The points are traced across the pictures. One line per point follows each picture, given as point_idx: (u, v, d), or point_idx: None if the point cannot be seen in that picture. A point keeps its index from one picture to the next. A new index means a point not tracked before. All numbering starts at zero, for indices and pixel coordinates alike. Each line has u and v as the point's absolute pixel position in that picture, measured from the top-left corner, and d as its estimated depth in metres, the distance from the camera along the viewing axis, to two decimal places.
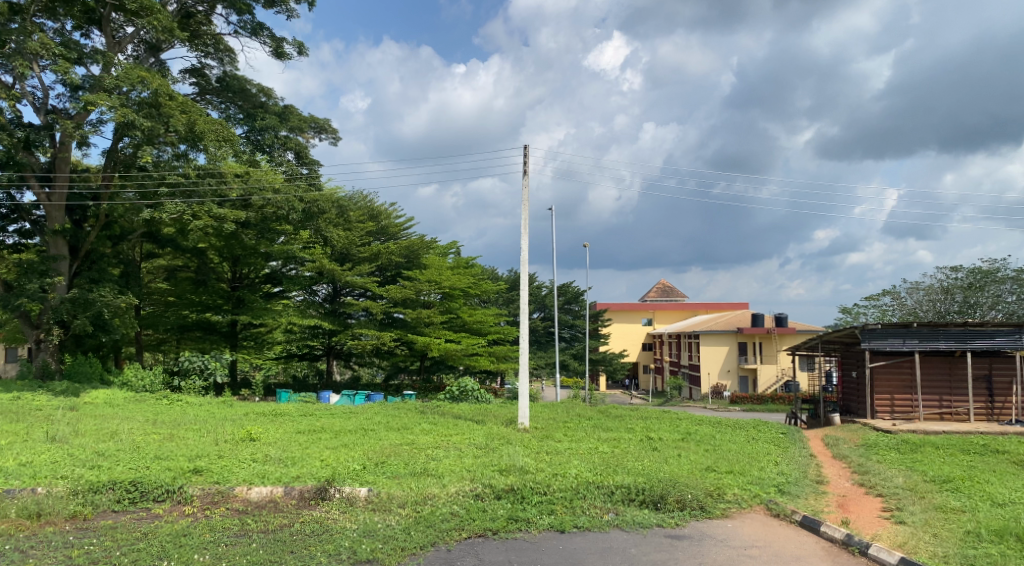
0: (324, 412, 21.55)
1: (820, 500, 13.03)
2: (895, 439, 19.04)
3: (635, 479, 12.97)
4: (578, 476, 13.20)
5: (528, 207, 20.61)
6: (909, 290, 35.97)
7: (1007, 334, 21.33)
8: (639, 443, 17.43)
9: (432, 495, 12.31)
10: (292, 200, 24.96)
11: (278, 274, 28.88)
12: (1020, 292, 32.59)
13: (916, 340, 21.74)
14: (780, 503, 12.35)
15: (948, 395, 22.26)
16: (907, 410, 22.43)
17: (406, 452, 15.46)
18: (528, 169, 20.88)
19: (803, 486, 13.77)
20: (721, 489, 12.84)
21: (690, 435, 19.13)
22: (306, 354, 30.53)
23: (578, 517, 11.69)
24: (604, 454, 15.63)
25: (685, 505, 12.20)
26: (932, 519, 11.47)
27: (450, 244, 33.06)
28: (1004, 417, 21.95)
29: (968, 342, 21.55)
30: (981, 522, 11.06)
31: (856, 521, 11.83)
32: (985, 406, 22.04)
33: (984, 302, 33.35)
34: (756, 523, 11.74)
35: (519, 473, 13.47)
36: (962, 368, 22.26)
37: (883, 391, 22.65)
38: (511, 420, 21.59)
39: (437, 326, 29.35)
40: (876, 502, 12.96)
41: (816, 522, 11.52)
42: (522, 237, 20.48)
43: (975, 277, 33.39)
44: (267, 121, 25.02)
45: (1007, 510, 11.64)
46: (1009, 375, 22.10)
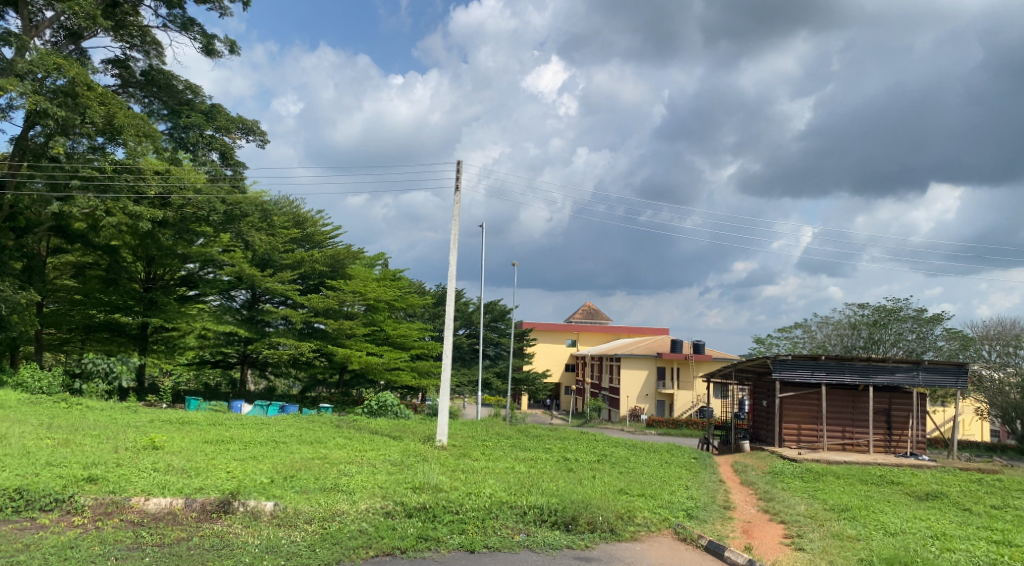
0: (233, 423, 20.86)
1: (726, 525, 13.31)
2: (800, 468, 19.67)
3: (549, 500, 12.98)
4: (492, 496, 13.14)
5: (458, 222, 20.58)
6: (819, 324, 37.29)
7: (906, 371, 22.26)
8: (556, 463, 17.53)
9: (341, 511, 12.05)
10: (213, 201, 24.43)
11: (195, 277, 27.98)
12: (920, 331, 34.22)
13: (824, 372, 22.51)
14: (688, 527, 12.53)
15: (850, 427, 23.11)
16: (812, 440, 23.23)
17: (317, 466, 15.11)
18: (460, 184, 20.88)
19: (711, 511, 14.04)
20: (632, 511, 12.98)
21: (605, 457, 19.33)
22: (219, 361, 29.76)
23: (489, 537, 11.61)
24: (520, 474, 15.62)
25: (595, 527, 12.26)
26: (829, 546, 11.83)
27: (378, 255, 32.77)
28: (901, 449, 22.92)
29: (870, 377, 22.42)
30: (874, 550, 11.40)
31: (759, 547, 12.10)
32: (884, 438, 22.97)
33: (887, 339, 34.88)
34: (664, 547, 11.89)
35: (433, 491, 13.32)
36: (865, 401, 23.16)
37: (791, 421, 23.42)
38: (428, 437, 21.34)
39: (358, 338, 28.96)
40: (778, 529, 13.32)
41: (721, 547, 11.71)
42: (450, 252, 20.42)
43: (879, 315, 34.82)
44: (192, 119, 24.36)
45: (898, 540, 12.10)
46: (907, 410, 23.09)
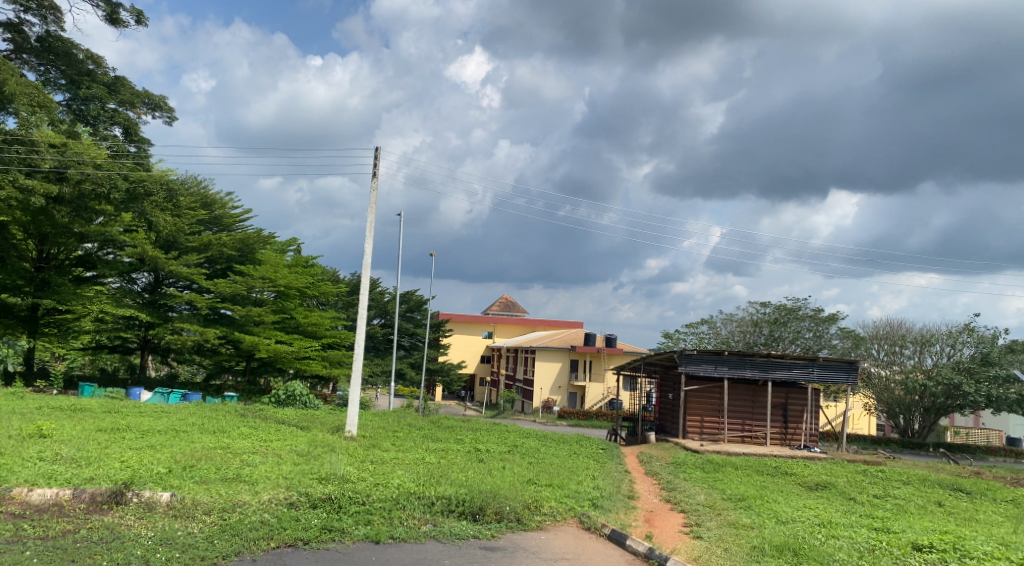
0: (131, 411, 20.04)
1: (630, 514, 13.60)
2: (702, 459, 20.26)
3: (457, 490, 13.00)
4: (400, 486, 13.06)
5: (374, 209, 20.30)
6: (724, 320, 38.43)
7: (802, 367, 23.21)
8: (465, 454, 17.53)
9: (242, 502, 11.75)
10: (115, 177, 23.06)
11: (93, 257, 26.79)
12: (816, 329, 35.79)
13: (727, 367, 23.24)
14: (593, 516, 12.73)
15: (749, 420, 23.98)
16: (714, 432, 24.01)
17: (219, 456, 14.67)
18: (377, 171, 20.58)
19: (615, 501, 14.31)
20: (539, 501, 13.11)
21: (516, 448, 19.46)
22: (117, 346, 28.58)
23: (395, 528, 11.49)
24: (429, 464, 15.54)
25: (502, 517, 12.31)
26: (725, 534, 12.24)
27: (291, 241, 32.08)
28: (795, 441, 23.92)
29: (769, 372, 23.28)
30: (766, 538, 11.86)
31: (659, 535, 12.41)
32: (780, 431, 23.91)
33: (786, 336, 36.35)
34: (568, 535, 12.04)
35: (339, 482, 13.12)
36: (764, 395, 24.05)
37: (695, 413, 24.12)
38: (337, 428, 21.00)
39: (267, 326, 28.28)
40: (678, 518, 13.70)
41: (623, 536, 11.89)
42: (366, 240, 20.13)
43: (780, 313, 36.20)
44: (93, 90, 23.43)
45: (788, 527, 12.60)
46: (803, 404, 24.10)
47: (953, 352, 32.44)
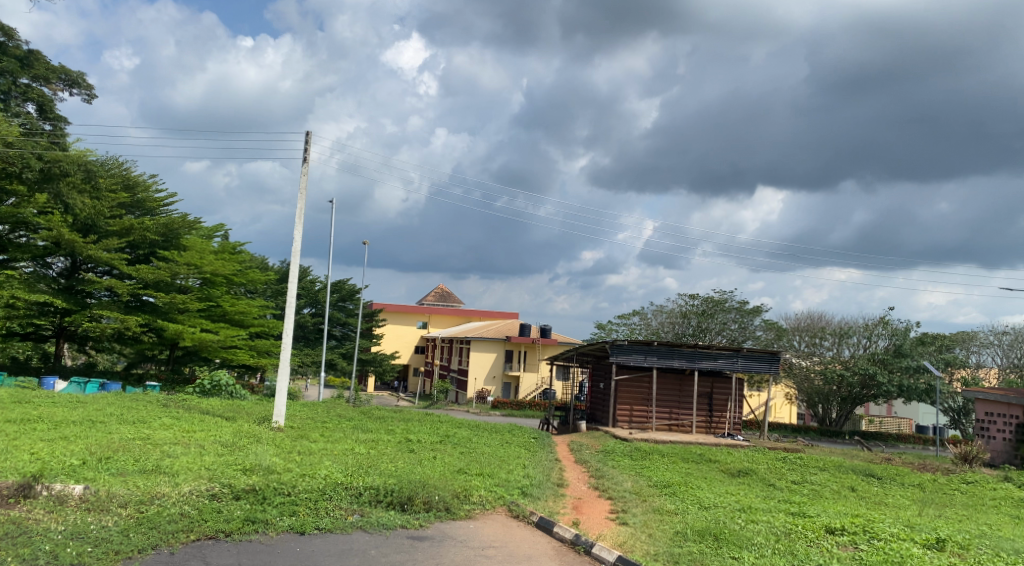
0: (45, 401, 19.23)
1: (558, 502, 13.70)
2: (630, 447, 20.59)
3: (385, 480, 12.89)
4: (327, 477, 12.88)
5: (304, 196, 19.89)
6: (654, 312, 39.03)
7: (728, 357, 23.76)
8: (396, 444, 17.38)
9: (161, 494, 11.40)
10: (27, 157, 22.12)
11: (4, 240, 25.63)
12: (742, 321, 36.74)
13: (656, 357, 23.63)
14: (521, 504, 12.79)
15: (677, 409, 24.48)
16: (642, 420, 24.41)
17: (138, 447, 14.18)
18: (308, 156, 20.17)
19: (544, 489, 14.40)
20: (468, 490, 13.10)
21: (447, 438, 19.40)
22: (31, 334, 27.39)
23: (321, 519, 11.31)
24: (358, 455, 15.37)
25: (430, 506, 12.22)
26: (649, 520, 12.44)
27: (217, 226, 31.26)
28: (720, 429, 24.53)
29: (696, 362, 23.77)
30: (689, 523, 12.09)
31: (585, 522, 12.55)
32: (705, 419, 24.47)
33: (713, 328, 37.20)
34: (496, 523, 12.04)
35: (264, 473, 12.86)
36: (690, 385, 24.57)
37: (624, 403, 24.47)
38: (264, 419, 20.57)
39: (192, 313, 27.48)
40: (605, 505, 13.89)
41: (550, 523, 11.93)
42: (296, 227, 19.72)
43: (708, 305, 37.00)
44: (4, 64, 22.14)
45: (710, 513, 12.89)
46: (727, 393, 24.71)
47: (869, 344, 33.71)
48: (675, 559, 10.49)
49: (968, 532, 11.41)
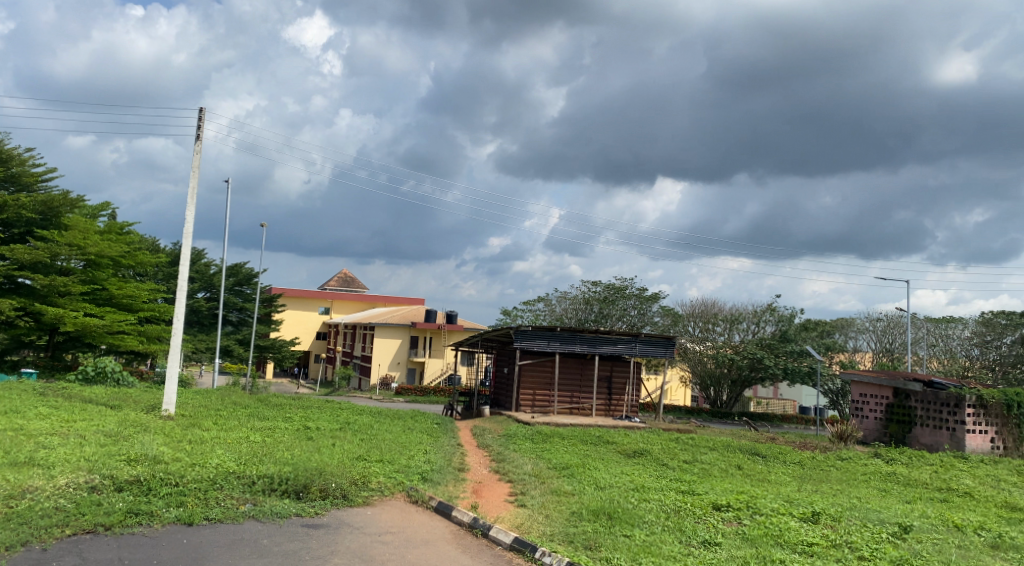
0: None
1: (458, 487, 13.72)
2: (532, 431, 20.83)
3: (281, 468, 12.59)
4: (219, 466, 12.48)
5: (197, 175, 19.12)
6: (558, 298, 39.49)
7: (626, 342, 24.33)
8: (293, 432, 16.98)
9: (34, 488, 10.78)
10: None
11: None
12: (641, 307, 37.68)
13: (558, 343, 23.92)
14: (420, 490, 12.74)
15: (578, 392, 24.94)
16: (544, 404, 24.73)
17: (11, 439, 13.34)
18: (201, 134, 19.37)
19: (445, 473, 14.41)
20: (366, 477, 12.96)
21: (347, 425, 19.10)
22: None
23: (211, 509, 10.96)
24: (254, 443, 14.95)
25: (327, 494, 12.01)
26: (547, 502, 12.63)
27: (103, 205, 29.66)
28: (618, 411, 25.17)
29: (596, 346, 24.23)
30: (584, 503, 12.35)
31: (483, 505, 12.63)
32: (604, 402, 25.04)
33: (613, 314, 37.99)
34: (394, 509, 11.92)
35: (149, 463, 12.34)
36: (591, 369, 25.06)
37: (527, 387, 24.71)
38: (153, 407, 19.73)
39: (74, 297, 26.06)
40: (505, 488, 14.02)
41: (448, 507, 11.93)
42: (188, 207, 18.94)
43: (609, 292, 37.72)
44: None
45: (605, 493, 13.20)
46: (625, 376, 25.35)
47: (757, 329, 35.16)
48: (569, 539, 10.68)
49: (840, 505, 12.11)
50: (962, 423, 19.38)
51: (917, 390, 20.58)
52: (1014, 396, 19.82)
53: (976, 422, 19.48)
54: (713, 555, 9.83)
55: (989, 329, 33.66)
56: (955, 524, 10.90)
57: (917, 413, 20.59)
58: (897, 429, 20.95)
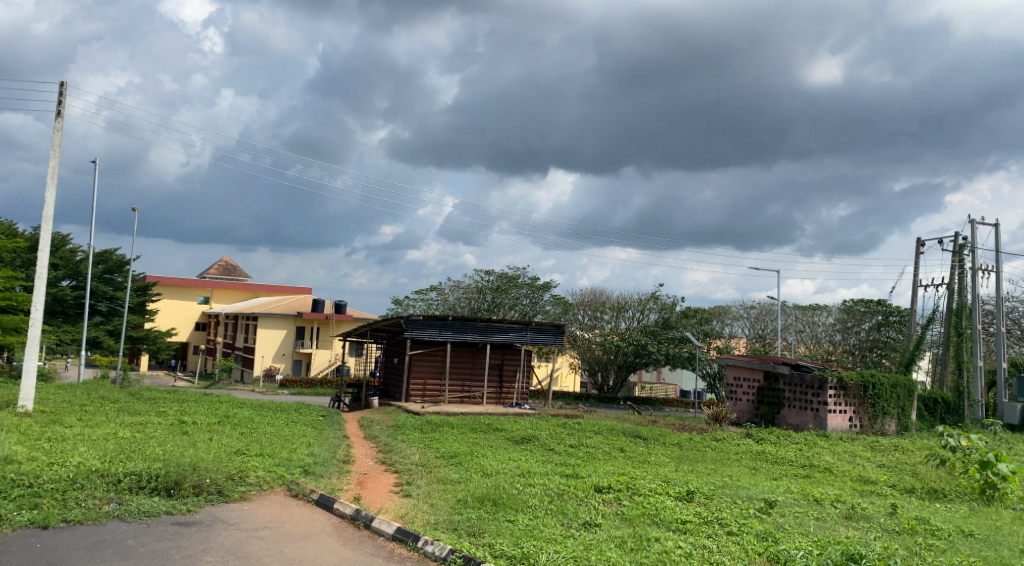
0: None
1: (342, 479, 13.49)
2: (421, 420, 20.72)
3: (150, 465, 12.00)
4: (81, 465, 11.78)
5: (58, 155, 17.92)
6: (450, 287, 39.29)
7: (517, 330, 24.56)
8: (166, 427, 16.21)
9: None
10: None
11: None
12: (532, 295, 38.17)
13: (449, 332, 23.83)
14: (301, 483, 12.44)
15: (468, 381, 25.01)
16: (435, 394, 24.62)
17: None
18: (62, 111, 18.17)
19: (329, 466, 14.14)
20: (244, 471, 12.54)
21: (227, 419, 18.42)
22: None
23: (70, 510, 10.34)
24: (121, 440, 14.19)
25: (201, 490, 11.53)
26: (432, 491, 12.60)
27: None
28: (508, 399, 25.43)
29: (488, 335, 24.31)
30: (470, 491, 12.40)
31: (367, 496, 12.46)
32: (495, 390, 25.25)
33: (505, 303, 38.26)
34: (273, 504, 11.59)
35: (1, 464, 11.50)
36: (482, 357, 25.17)
37: (417, 377, 24.52)
38: (9, 404, 18.40)
39: None
40: (390, 478, 13.89)
41: (331, 499, 11.69)
42: (47, 189, 17.73)
43: (501, 281, 37.93)
44: None
45: (491, 479, 13.29)
46: (516, 364, 25.63)
47: (641, 317, 36.22)
48: (453, 526, 10.68)
49: (713, 483, 12.63)
50: (825, 404, 20.59)
51: (785, 373, 21.71)
52: (870, 377, 21.19)
53: (837, 403, 20.70)
54: (593, 536, 10.05)
55: (850, 316, 35.94)
56: (815, 498, 11.56)
57: (785, 395, 21.72)
58: (767, 411, 22.04)
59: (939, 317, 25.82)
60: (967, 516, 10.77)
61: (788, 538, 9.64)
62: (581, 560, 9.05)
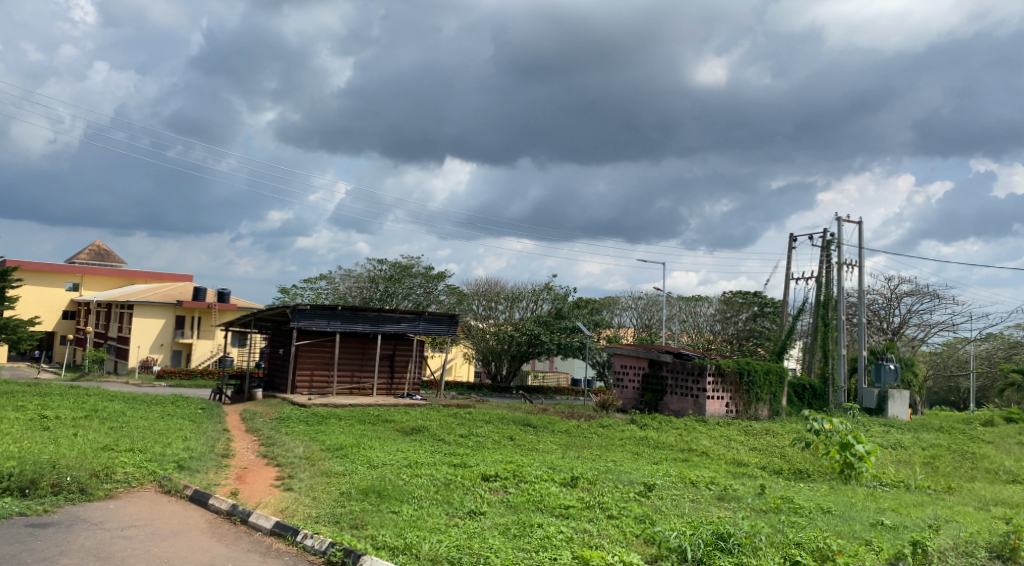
0: None
1: (219, 473, 12.98)
2: (307, 412, 20.22)
3: (3, 464, 11.18)
4: None
5: None
6: (341, 276, 38.51)
7: (410, 320, 24.32)
8: (25, 423, 15.13)
9: None
10: None
11: None
12: (427, 285, 38.03)
13: (339, 322, 23.31)
14: (174, 479, 11.87)
15: (358, 371, 24.60)
16: (323, 385, 24.05)
17: None
18: None
19: (206, 460, 13.60)
20: (111, 468, 11.88)
21: (95, 413, 17.39)
22: None
23: None
24: None
25: (60, 489, 10.84)
26: (315, 484, 12.30)
27: None
28: (400, 390, 25.20)
29: (379, 325, 23.96)
30: (354, 483, 12.17)
31: (245, 491, 12.04)
32: (386, 381, 24.97)
33: (398, 292, 37.85)
34: (142, 501, 11.03)
35: None
36: (373, 348, 24.81)
37: (304, 368, 23.89)
38: None
39: None
40: (271, 472, 13.49)
41: (205, 495, 11.22)
42: None
43: (395, 270, 37.51)
44: None
45: (377, 471, 13.09)
46: (408, 354, 25.38)
47: (535, 307, 36.54)
48: (335, 519, 10.45)
49: (597, 469, 12.89)
50: (704, 391, 21.38)
51: (668, 361, 22.41)
52: (746, 365, 22.13)
53: (714, 389, 21.52)
54: (477, 524, 10.04)
55: (729, 307, 37.44)
56: (691, 480, 11.97)
57: (668, 382, 22.41)
58: (651, 398, 22.70)
59: (808, 308, 27.29)
60: (828, 494, 11.41)
61: (665, 520, 9.92)
62: (463, 549, 9.01)
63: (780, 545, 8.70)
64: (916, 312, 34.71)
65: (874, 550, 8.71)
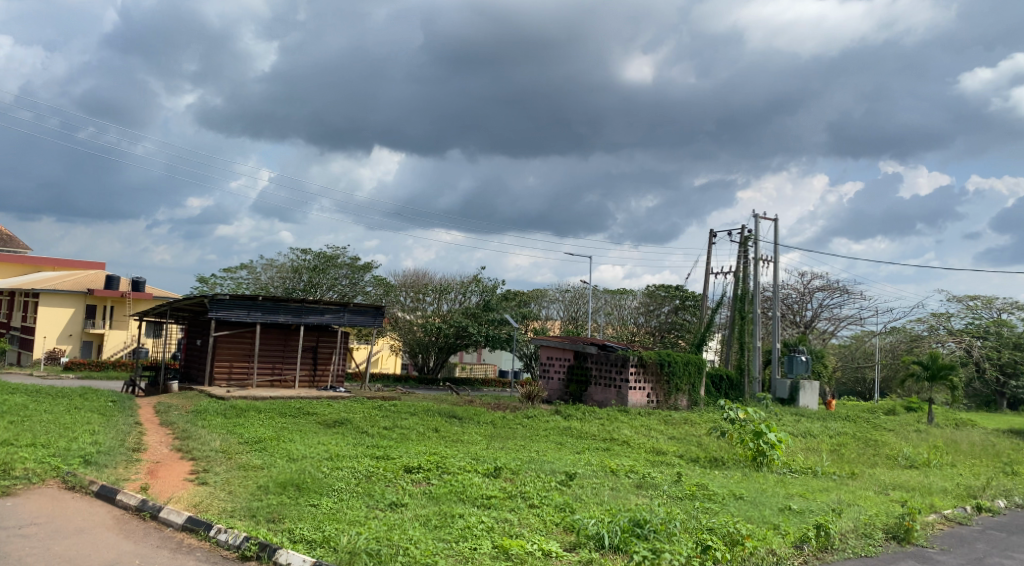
0: None
1: (129, 468, 12.55)
2: (224, 405, 19.73)
3: None
4: None
5: None
6: (263, 266, 37.64)
7: (334, 312, 23.96)
8: None
9: None
10: None
11: None
12: (352, 276, 37.56)
13: (259, 313, 22.78)
14: (80, 474, 11.42)
15: (279, 363, 24.12)
16: (242, 376, 23.48)
17: None
18: None
19: (115, 455, 13.11)
20: (9, 464, 11.34)
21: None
22: None
23: None
24: None
25: None
26: (231, 477, 12.01)
27: None
28: (323, 382, 24.83)
29: (302, 316, 23.51)
30: (273, 476, 11.92)
31: (156, 486, 11.67)
32: (309, 372, 24.57)
33: (323, 283, 37.25)
34: (44, 498, 10.57)
35: None
36: (295, 339, 24.35)
37: (223, 359, 23.25)
38: None
39: None
40: (185, 466, 13.10)
41: (112, 491, 10.82)
42: None
43: (319, 261, 36.86)
44: None
45: (297, 464, 12.86)
46: (332, 346, 25.02)
47: (463, 299, 36.50)
48: (251, 513, 10.23)
49: (519, 459, 12.98)
50: (626, 382, 21.75)
51: (593, 352, 22.70)
52: (666, 356, 22.59)
53: (636, 380, 21.92)
54: (397, 515, 9.97)
55: (653, 300, 38.17)
56: (611, 469, 12.17)
57: (592, 373, 22.71)
58: (575, 389, 22.98)
59: (727, 301, 28.02)
60: (741, 481, 11.76)
61: (584, 508, 10.06)
62: (382, 540, 8.94)
63: (693, 530, 8.91)
64: (827, 307, 36.07)
65: (781, 533, 9.02)
